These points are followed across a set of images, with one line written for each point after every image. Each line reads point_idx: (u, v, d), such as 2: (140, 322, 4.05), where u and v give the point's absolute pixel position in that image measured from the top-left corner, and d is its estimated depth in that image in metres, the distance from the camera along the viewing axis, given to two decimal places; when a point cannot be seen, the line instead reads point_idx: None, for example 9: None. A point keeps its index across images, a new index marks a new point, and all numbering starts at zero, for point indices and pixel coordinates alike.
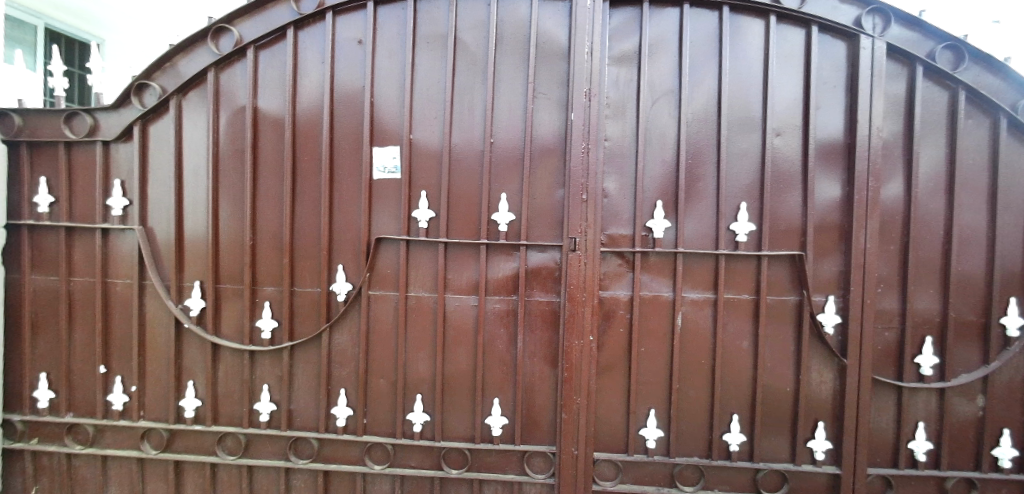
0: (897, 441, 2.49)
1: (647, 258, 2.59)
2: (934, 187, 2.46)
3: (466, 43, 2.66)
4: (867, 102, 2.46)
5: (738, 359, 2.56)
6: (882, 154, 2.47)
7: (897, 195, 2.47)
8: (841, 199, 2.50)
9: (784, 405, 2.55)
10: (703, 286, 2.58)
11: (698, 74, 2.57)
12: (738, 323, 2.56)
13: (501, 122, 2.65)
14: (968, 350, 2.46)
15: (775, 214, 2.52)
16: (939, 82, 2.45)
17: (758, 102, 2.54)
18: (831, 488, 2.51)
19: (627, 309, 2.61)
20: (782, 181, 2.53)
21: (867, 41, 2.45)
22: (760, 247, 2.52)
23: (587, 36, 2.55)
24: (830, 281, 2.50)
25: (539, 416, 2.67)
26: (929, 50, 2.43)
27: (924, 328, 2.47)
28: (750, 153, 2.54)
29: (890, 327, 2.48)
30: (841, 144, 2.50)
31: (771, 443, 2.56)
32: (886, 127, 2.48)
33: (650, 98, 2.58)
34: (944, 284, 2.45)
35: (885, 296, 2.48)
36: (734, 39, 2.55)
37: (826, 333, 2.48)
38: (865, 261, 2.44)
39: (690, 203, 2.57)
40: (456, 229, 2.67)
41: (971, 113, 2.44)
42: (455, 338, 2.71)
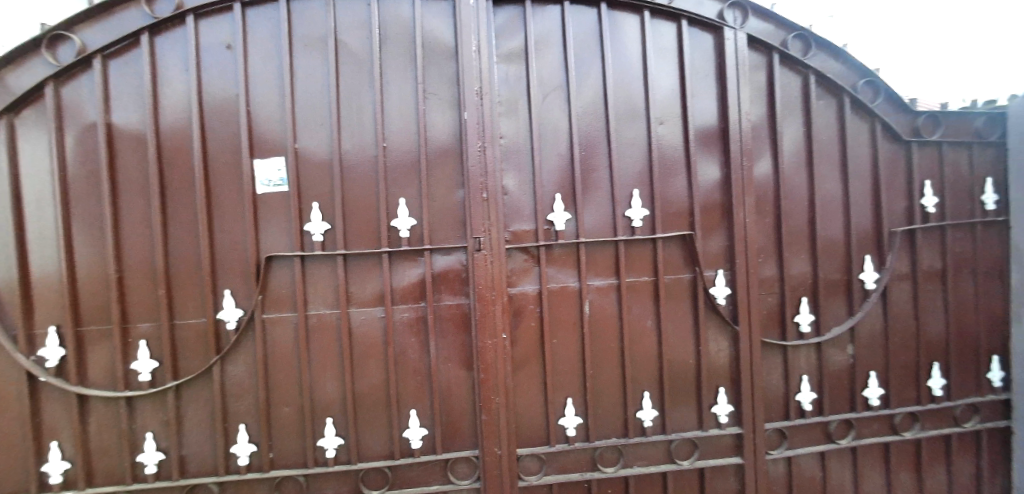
0: (787, 395, 2.69)
1: (552, 251, 2.63)
2: (798, 162, 2.70)
3: (348, 44, 2.54)
4: (735, 88, 2.65)
5: (644, 338, 2.67)
6: (752, 135, 2.68)
7: (767, 172, 2.69)
8: (720, 178, 2.68)
9: (688, 377, 2.68)
10: (606, 272, 2.66)
11: (583, 68, 2.65)
12: (640, 304, 2.66)
13: (393, 126, 2.56)
14: (838, 305, 2.71)
15: (665, 198, 2.66)
16: (793, 68, 2.71)
17: (640, 92, 2.67)
18: (736, 448, 2.68)
19: (537, 304, 2.63)
20: (668, 166, 2.67)
21: (730, 32, 2.65)
22: (654, 230, 2.65)
23: (473, 34, 2.53)
24: (718, 255, 2.68)
25: (459, 422, 2.62)
26: (783, 39, 2.68)
27: (800, 290, 2.70)
28: (637, 142, 2.66)
29: (771, 293, 2.69)
30: (716, 128, 2.69)
31: (680, 414, 2.68)
32: (753, 110, 2.69)
33: (540, 93, 2.62)
34: (813, 248, 2.69)
35: (765, 265, 2.69)
36: (613, 34, 2.65)
37: (719, 304, 2.65)
38: (746, 234, 2.64)
39: (587, 194, 2.64)
40: (354, 239, 2.55)
41: (822, 94, 2.71)
42: (364, 354, 2.58)
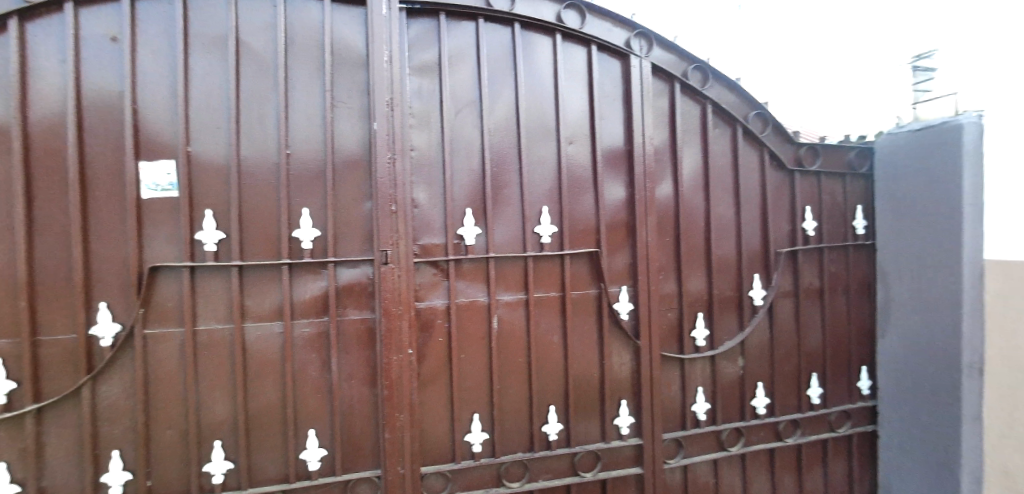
0: (684, 406, 2.83)
1: (461, 266, 2.63)
2: (696, 185, 2.87)
3: (251, 46, 2.43)
4: (640, 113, 2.79)
5: (551, 353, 2.72)
6: (655, 158, 2.82)
7: (668, 193, 2.84)
8: (624, 198, 2.80)
9: (593, 390, 2.76)
10: (515, 287, 2.69)
11: (496, 85, 2.69)
12: (548, 319, 2.71)
13: (298, 133, 2.47)
14: (730, 320, 2.89)
15: (573, 215, 2.74)
16: (693, 97, 2.88)
17: (551, 112, 2.74)
18: (636, 458, 2.78)
19: (446, 318, 2.61)
20: (577, 184, 2.76)
21: (636, 60, 2.79)
22: (562, 247, 2.72)
23: (385, 44, 2.50)
24: (622, 272, 2.79)
25: (361, 441, 2.53)
26: (684, 70, 2.85)
27: (696, 306, 2.86)
28: (548, 160, 2.73)
29: (671, 308, 2.83)
30: (622, 150, 2.81)
31: (585, 427, 2.75)
32: (656, 135, 2.84)
33: (453, 107, 2.63)
34: (708, 266, 2.86)
35: (665, 281, 2.83)
36: (526, 54, 2.72)
37: (622, 319, 2.76)
38: (647, 252, 2.77)
39: (498, 208, 2.67)
40: (252, 250, 2.42)
41: (718, 122, 2.90)
42: (260, 372, 2.45)
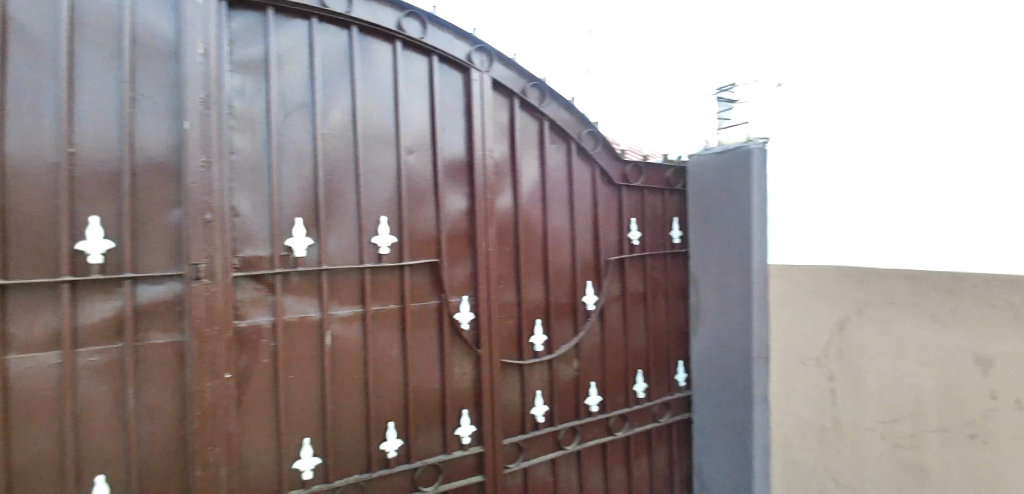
0: (524, 411, 2.93)
1: (289, 280, 2.45)
2: (534, 197, 2.99)
3: (21, 21, 2.00)
4: (481, 125, 2.84)
5: (389, 367, 2.65)
6: (495, 170, 2.89)
7: (508, 205, 2.93)
8: (465, 209, 2.83)
9: (433, 402, 2.74)
10: (350, 301, 2.57)
11: (331, 90, 2.55)
12: (386, 332, 2.64)
13: (84, 129, 2.10)
14: (566, 325, 3.06)
15: (412, 226, 2.69)
16: (531, 113, 3.02)
17: (391, 121, 2.67)
18: (477, 466, 2.82)
19: (271, 338, 2.41)
20: (417, 195, 2.71)
21: (477, 74, 2.84)
22: (401, 258, 2.66)
23: (200, 36, 2.23)
24: (464, 282, 2.81)
25: (166, 482, 2.24)
26: (523, 87, 2.96)
27: (535, 313, 2.98)
28: (387, 169, 2.65)
29: (510, 315, 2.92)
30: (463, 161, 2.83)
31: (425, 440, 2.72)
32: (497, 147, 2.91)
33: (281, 111, 2.44)
34: (546, 274, 3.01)
35: (505, 290, 2.91)
36: (364, 59, 2.61)
37: (462, 330, 2.78)
38: (488, 262, 2.82)
39: (331, 218, 2.53)
40: (18, 266, 2.01)
41: (554, 138, 3.07)
42: (26, 414, 2.02)
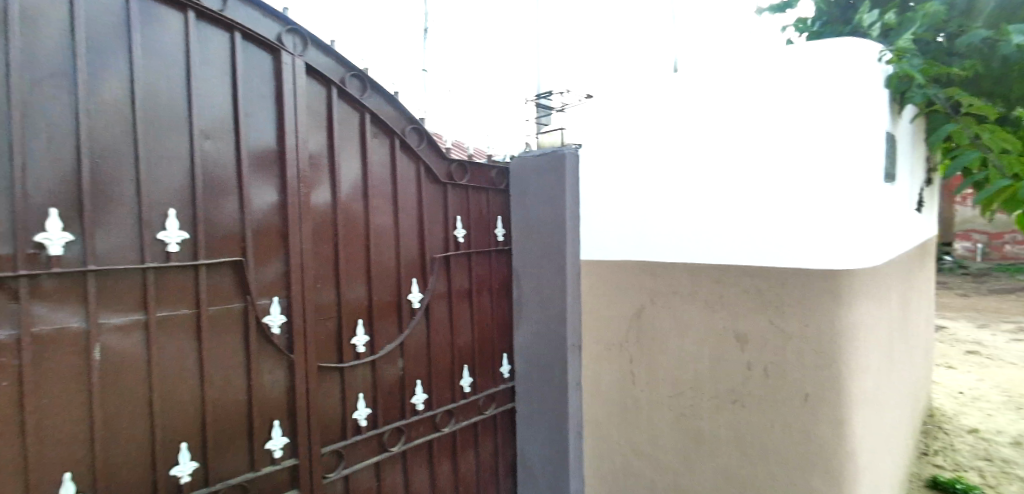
0: (344, 415, 2.66)
1: (39, 284, 1.76)
2: (355, 193, 2.69)
3: None
4: (293, 113, 2.43)
5: (179, 387, 2.12)
6: (310, 163, 2.51)
7: (326, 200, 2.57)
8: (277, 204, 2.39)
9: (238, 416, 2.30)
10: (128, 307, 1.97)
11: (100, 59, 1.89)
12: (176, 343, 2.10)
13: None
14: (390, 324, 2.85)
15: (209, 220, 2.17)
16: (351, 104, 2.69)
17: (182, 101, 2.10)
18: (291, 481, 2.47)
19: (15, 357, 1.72)
20: (215, 185, 2.19)
21: (289, 58, 2.41)
22: (195, 256, 2.13)
23: None
24: (274, 282, 2.39)
25: None
26: (342, 76, 2.63)
27: (357, 313, 2.70)
28: (176, 155, 2.08)
29: (329, 317, 2.59)
30: (273, 151, 2.38)
31: (228, 459, 2.28)
32: (312, 139, 2.53)
33: (26, 78, 1.72)
34: (368, 273, 2.74)
35: (323, 290, 2.57)
36: (146, 22, 1.99)
37: (272, 334, 2.38)
38: (302, 261, 2.46)
39: (98, 210, 1.87)
40: None
41: (376, 133, 2.79)
42: None
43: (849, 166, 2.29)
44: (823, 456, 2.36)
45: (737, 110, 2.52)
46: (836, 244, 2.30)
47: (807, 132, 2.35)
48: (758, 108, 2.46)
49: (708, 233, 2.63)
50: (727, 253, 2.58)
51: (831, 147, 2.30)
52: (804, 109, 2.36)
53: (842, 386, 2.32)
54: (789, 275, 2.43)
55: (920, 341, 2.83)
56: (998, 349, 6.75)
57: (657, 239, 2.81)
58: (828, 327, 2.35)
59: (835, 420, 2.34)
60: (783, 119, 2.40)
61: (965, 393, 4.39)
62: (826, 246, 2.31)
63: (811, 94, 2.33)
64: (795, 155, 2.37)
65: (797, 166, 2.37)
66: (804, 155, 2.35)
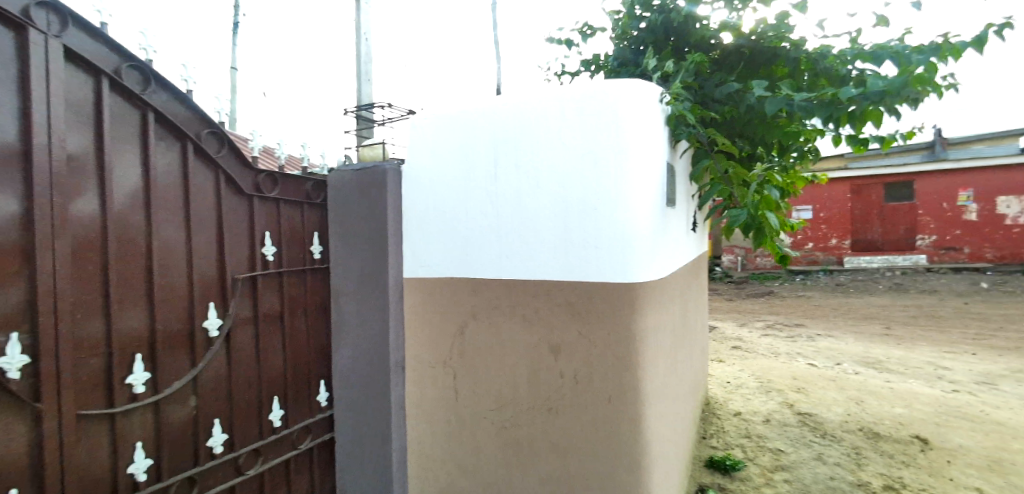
0: (113, 475, 1.96)
1: None
2: (132, 202, 2.01)
3: None
4: (43, 101, 1.71)
5: None
6: (68, 162, 1.79)
7: (90, 211, 1.86)
8: (15, 215, 1.65)
9: None
10: None
11: None
12: None
13: None
14: (178, 359, 2.19)
15: None
16: (128, 99, 1.99)
17: None
18: None
19: None
20: None
21: (35, 36, 1.69)
22: None
23: None
24: (10, 315, 1.64)
25: None
26: (115, 67, 1.94)
27: (133, 346, 2.02)
28: None
29: (92, 354, 1.88)
30: (13, 152, 1.64)
31: None
32: (69, 133, 1.80)
33: None
34: (150, 293, 2.08)
35: (85, 321, 1.86)
36: None
37: (8, 382, 1.63)
38: (55, 288, 1.74)
39: None
40: None
41: (162, 136, 2.12)
42: None
43: (644, 198, 2.35)
44: (623, 454, 2.45)
45: (549, 127, 2.44)
46: (630, 264, 2.32)
47: (607, 155, 2.32)
48: (575, 129, 2.38)
49: (522, 248, 2.55)
50: (539, 268, 2.53)
51: (633, 178, 2.31)
52: (605, 132, 2.32)
53: (638, 386, 2.42)
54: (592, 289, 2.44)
55: (696, 330, 3.22)
56: (746, 328, 8.30)
57: (475, 254, 2.67)
58: (616, 335, 2.42)
59: (631, 419, 2.43)
60: (588, 141, 2.36)
61: (727, 359, 5.24)
62: (622, 265, 2.34)
63: (625, 125, 2.30)
64: (598, 175, 2.35)
65: (598, 186, 2.36)
66: (605, 177, 2.33)
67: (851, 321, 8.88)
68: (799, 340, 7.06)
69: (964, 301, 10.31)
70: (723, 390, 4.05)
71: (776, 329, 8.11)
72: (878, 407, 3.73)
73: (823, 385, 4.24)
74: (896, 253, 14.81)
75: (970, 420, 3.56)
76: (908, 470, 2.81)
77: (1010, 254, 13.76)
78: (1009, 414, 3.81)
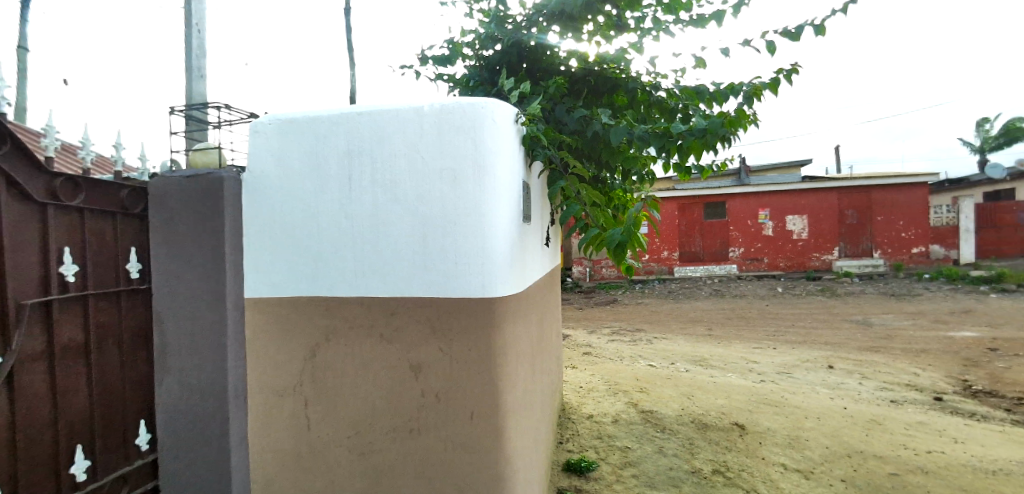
0: None
1: None
2: None
3: None
4: None
5: None
6: None
7: None
8: None
9: None
10: None
11: None
12: None
13: None
14: None
15: None
16: None
17: None
18: None
19: None
20: None
21: None
22: None
23: None
24: None
25: None
26: None
27: None
28: None
29: None
30: None
31: None
32: None
33: None
34: None
35: None
36: None
37: None
38: None
39: None
40: None
41: None
42: None
43: (501, 212, 2.24)
44: (490, 471, 2.28)
45: (408, 139, 2.25)
46: (493, 284, 2.21)
47: (467, 172, 2.18)
48: (429, 143, 2.23)
49: (380, 268, 2.31)
50: (399, 288, 2.30)
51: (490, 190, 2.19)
52: (464, 148, 2.19)
53: (501, 397, 2.29)
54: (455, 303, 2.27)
55: (550, 346, 3.34)
56: (595, 335, 8.92)
57: (327, 273, 2.36)
58: (482, 348, 2.27)
59: (496, 432, 2.28)
60: (448, 156, 2.20)
61: (580, 365, 5.56)
62: (484, 285, 2.21)
63: (477, 137, 2.18)
64: (454, 189, 2.20)
65: (455, 201, 2.21)
66: (465, 194, 2.19)
67: (682, 324, 10.01)
68: (639, 344, 7.77)
69: (767, 304, 12.27)
70: (575, 395, 4.28)
71: (620, 335, 8.84)
72: (705, 400, 4.23)
73: (662, 383, 4.70)
74: (709, 262, 17.20)
75: (773, 405, 4.20)
76: (729, 454, 3.22)
77: (795, 263, 16.78)
78: (799, 397, 4.58)
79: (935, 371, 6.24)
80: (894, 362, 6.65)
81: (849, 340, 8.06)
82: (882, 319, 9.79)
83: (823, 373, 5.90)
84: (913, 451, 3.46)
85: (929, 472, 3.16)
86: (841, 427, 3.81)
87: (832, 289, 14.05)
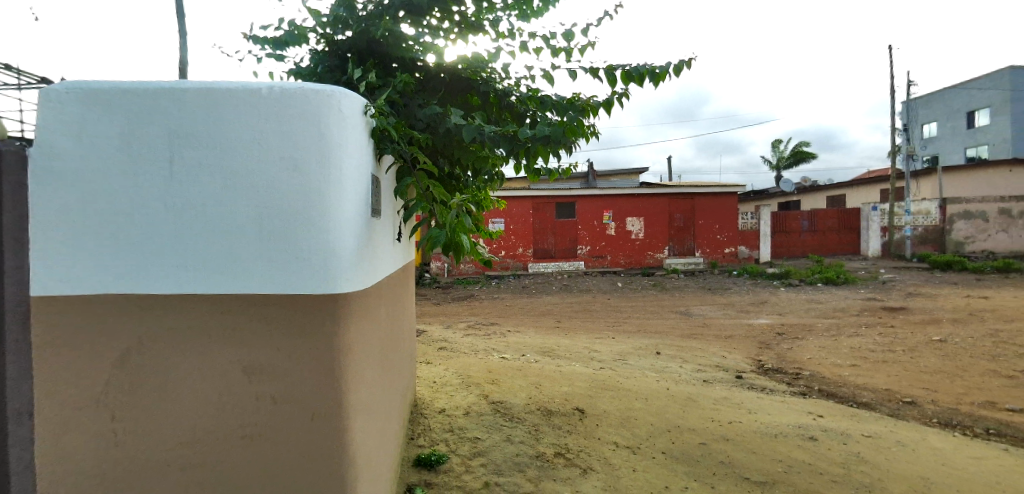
0: None
1: None
2: None
3: None
4: None
5: None
6: None
7: None
8: None
9: None
10: None
11: None
12: None
13: None
14: None
15: None
16: None
17: None
18: None
19: None
20: None
21: None
22: None
23: None
24: None
25: None
26: None
27: None
28: None
29: None
30: None
31: None
32: None
33: None
34: None
35: None
36: None
37: None
38: None
39: None
40: None
41: None
42: None
43: (348, 209, 2.13)
44: (331, 476, 2.18)
45: (243, 122, 2.03)
46: (339, 284, 2.07)
47: (311, 163, 2.04)
48: (267, 131, 2.03)
49: (212, 264, 2.05)
50: (234, 286, 2.07)
51: (335, 187, 2.07)
52: (308, 137, 2.04)
53: (346, 396, 2.22)
54: (298, 301, 2.12)
55: (400, 343, 3.29)
56: (452, 329, 9.03)
57: (145, 269, 2.04)
58: (327, 346, 2.16)
59: (339, 433, 2.19)
60: (289, 145, 2.04)
61: (435, 360, 5.60)
62: (329, 284, 2.06)
63: (323, 129, 2.05)
64: (295, 182, 2.03)
65: (295, 194, 2.04)
66: (308, 186, 2.03)
67: (536, 317, 10.57)
68: (494, 337, 8.07)
69: (612, 296, 13.50)
70: (428, 390, 4.31)
71: (475, 329, 9.07)
72: (550, 388, 4.53)
73: (513, 375, 4.93)
74: (561, 260, 18.52)
75: (609, 389, 4.65)
76: (570, 437, 3.50)
77: (633, 262, 18.73)
78: (631, 381, 5.12)
79: (738, 353, 7.38)
80: (707, 347, 7.73)
81: (674, 328, 9.18)
82: (701, 309, 11.29)
83: (652, 359, 6.66)
84: (718, 423, 4.06)
85: (730, 440, 3.74)
86: (664, 405, 4.34)
87: (665, 282, 15.93)
